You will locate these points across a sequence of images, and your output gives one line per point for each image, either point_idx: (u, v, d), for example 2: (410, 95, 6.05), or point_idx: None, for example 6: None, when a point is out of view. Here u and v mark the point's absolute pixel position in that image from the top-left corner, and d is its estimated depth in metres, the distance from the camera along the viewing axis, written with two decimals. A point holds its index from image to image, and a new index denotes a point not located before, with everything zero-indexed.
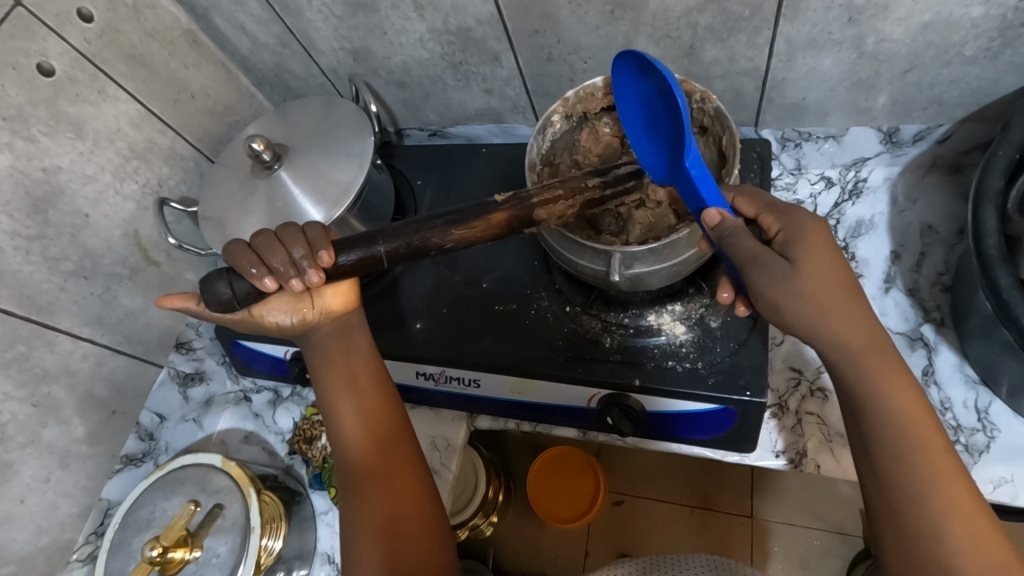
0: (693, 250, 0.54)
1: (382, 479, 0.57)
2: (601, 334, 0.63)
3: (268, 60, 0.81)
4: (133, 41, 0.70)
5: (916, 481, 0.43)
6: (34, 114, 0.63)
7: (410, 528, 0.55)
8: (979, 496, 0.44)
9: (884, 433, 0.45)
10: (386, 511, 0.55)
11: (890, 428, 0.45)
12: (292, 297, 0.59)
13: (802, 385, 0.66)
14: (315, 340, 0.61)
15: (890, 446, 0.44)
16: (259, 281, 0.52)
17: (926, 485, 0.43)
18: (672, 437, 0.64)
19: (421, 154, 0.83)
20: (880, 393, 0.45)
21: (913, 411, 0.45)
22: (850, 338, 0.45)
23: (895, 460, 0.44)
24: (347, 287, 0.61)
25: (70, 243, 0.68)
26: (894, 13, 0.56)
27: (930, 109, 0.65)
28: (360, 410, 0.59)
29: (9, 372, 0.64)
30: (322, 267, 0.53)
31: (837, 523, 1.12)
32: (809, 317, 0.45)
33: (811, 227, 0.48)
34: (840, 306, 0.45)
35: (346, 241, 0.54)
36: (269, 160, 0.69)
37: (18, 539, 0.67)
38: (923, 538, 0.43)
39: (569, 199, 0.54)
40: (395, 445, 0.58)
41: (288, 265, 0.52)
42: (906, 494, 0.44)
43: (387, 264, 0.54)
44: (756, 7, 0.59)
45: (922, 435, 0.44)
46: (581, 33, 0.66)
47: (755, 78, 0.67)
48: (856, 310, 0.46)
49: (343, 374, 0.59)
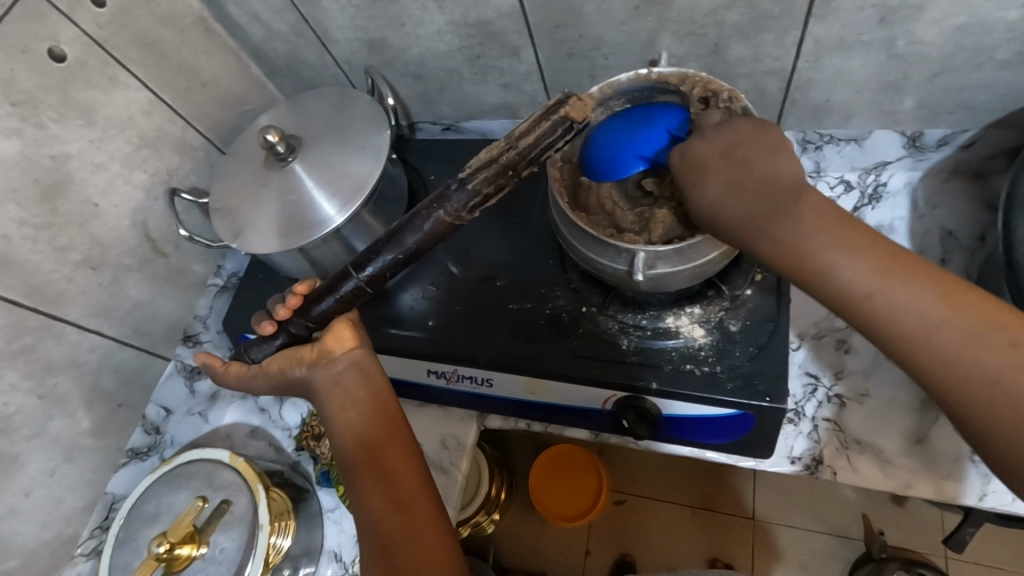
0: (717, 251, 0.54)
1: (387, 499, 0.53)
2: (618, 335, 0.62)
3: (282, 49, 0.79)
4: (145, 26, 0.69)
5: (888, 311, 0.40)
6: (44, 100, 0.62)
7: (426, 550, 0.51)
8: (969, 298, 0.40)
9: (838, 281, 0.42)
10: (399, 533, 0.52)
11: (838, 274, 0.42)
12: (294, 349, 0.61)
13: (820, 391, 0.65)
14: (317, 381, 0.59)
15: (846, 291, 0.42)
16: (260, 327, 0.64)
17: (901, 318, 0.40)
18: (687, 440, 0.63)
19: (435, 149, 0.81)
20: (807, 247, 0.43)
21: (856, 245, 0.42)
22: (758, 206, 0.45)
23: (854, 301, 0.42)
24: (343, 325, 0.59)
25: (78, 232, 0.67)
26: (929, 14, 0.55)
27: (957, 113, 0.65)
28: (365, 439, 0.56)
29: (15, 364, 0.63)
30: (301, 294, 0.63)
31: (840, 526, 1.11)
32: (717, 208, 0.47)
33: (690, 146, 0.49)
34: (731, 180, 0.46)
35: (322, 284, 0.62)
36: (282, 152, 0.67)
37: (22, 532, 0.66)
38: (928, 364, 0.39)
39: (500, 144, 0.52)
40: (401, 469, 0.54)
41: (276, 305, 0.65)
42: (888, 321, 0.40)
43: (371, 290, 0.60)
44: (787, 6, 0.58)
45: (875, 255, 0.42)
46: (604, 27, 0.65)
47: (780, 78, 0.66)
48: (747, 171, 0.46)
49: (349, 408, 0.57)
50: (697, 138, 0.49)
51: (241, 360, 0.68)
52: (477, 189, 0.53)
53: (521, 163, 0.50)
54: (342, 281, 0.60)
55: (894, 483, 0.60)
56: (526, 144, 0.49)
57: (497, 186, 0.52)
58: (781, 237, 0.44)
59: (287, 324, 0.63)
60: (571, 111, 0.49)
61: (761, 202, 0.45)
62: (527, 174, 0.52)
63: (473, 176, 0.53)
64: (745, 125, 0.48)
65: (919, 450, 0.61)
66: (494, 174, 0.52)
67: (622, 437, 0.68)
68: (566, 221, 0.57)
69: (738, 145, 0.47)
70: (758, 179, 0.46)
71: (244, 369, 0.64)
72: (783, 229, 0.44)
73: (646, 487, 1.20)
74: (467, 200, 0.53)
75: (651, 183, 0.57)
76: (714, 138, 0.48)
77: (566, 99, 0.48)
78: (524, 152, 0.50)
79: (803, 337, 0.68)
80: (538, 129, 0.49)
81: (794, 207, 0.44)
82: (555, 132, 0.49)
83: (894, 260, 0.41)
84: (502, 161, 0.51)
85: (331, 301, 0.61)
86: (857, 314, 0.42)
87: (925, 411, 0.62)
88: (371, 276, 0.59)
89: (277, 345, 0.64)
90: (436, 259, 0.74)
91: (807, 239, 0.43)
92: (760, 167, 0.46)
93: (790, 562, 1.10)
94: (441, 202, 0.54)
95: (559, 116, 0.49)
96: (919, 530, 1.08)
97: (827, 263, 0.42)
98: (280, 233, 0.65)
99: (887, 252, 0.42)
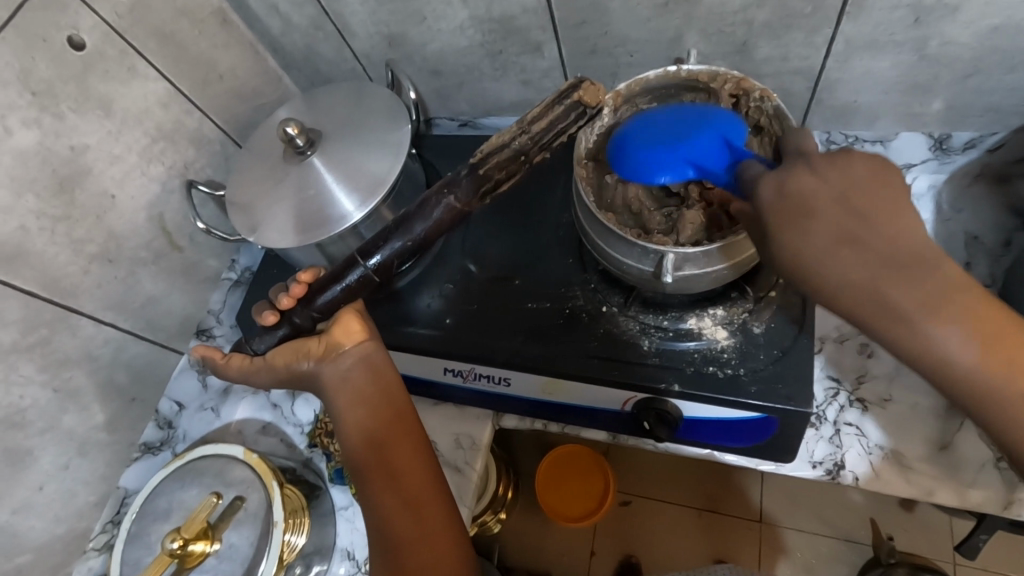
0: (747, 252, 0.53)
1: (397, 498, 0.53)
2: (639, 336, 0.62)
3: (300, 42, 0.78)
4: (164, 17, 0.68)
5: (996, 392, 0.40)
6: (63, 90, 0.61)
7: (435, 548, 0.51)
8: None
9: (950, 362, 0.41)
10: (410, 532, 0.51)
11: (956, 355, 0.41)
12: (299, 341, 0.59)
13: (841, 395, 0.65)
14: (325, 376, 0.57)
15: (958, 371, 0.41)
16: (262, 318, 0.63)
17: (1006, 402, 0.40)
18: (707, 443, 0.63)
19: (450, 145, 0.81)
20: (926, 326, 0.41)
21: (970, 322, 0.40)
22: (870, 271, 0.42)
23: (966, 382, 0.41)
24: (351, 317, 0.57)
25: (95, 224, 0.66)
26: (964, 14, 0.54)
27: (986, 116, 0.64)
28: (375, 437, 0.55)
29: (30, 357, 0.62)
30: (303, 283, 0.63)
31: (846, 530, 1.10)
32: (820, 270, 0.43)
33: (799, 193, 0.44)
34: (849, 239, 0.43)
35: (325, 274, 0.62)
36: (302, 145, 0.66)
37: (35, 526, 0.65)
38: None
39: (510, 132, 0.55)
40: (410, 467, 0.54)
41: (279, 294, 0.64)
42: (995, 403, 0.40)
43: (377, 279, 0.61)
44: (817, 4, 0.57)
45: (990, 334, 0.40)
46: (630, 24, 0.64)
47: (807, 79, 0.65)
48: (869, 230, 0.42)
49: (358, 404, 0.56)
50: (804, 172, 0.45)
51: (242, 352, 0.65)
52: (489, 174, 0.55)
53: (534, 148, 0.53)
54: (348, 269, 0.60)
55: (917, 489, 0.59)
56: (539, 128, 0.52)
57: (507, 171, 0.55)
58: (900, 311, 0.41)
59: (291, 315, 0.62)
60: (584, 96, 0.51)
61: (883, 266, 0.42)
62: (537, 160, 0.55)
63: (484, 161, 0.55)
64: (870, 174, 0.44)
65: (943, 456, 0.60)
66: (506, 159, 0.54)
67: (640, 439, 0.67)
68: (589, 218, 0.57)
69: (857, 199, 0.43)
70: (881, 243, 0.42)
71: (247, 361, 0.62)
72: (910, 308, 0.41)
73: (654, 488, 1.20)
74: (478, 185, 0.56)
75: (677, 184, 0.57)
76: (829, 187, 0.44)
77: (580, 84, 0.51)
78: (538, 138, 0.53)
79: (824, 340, 0.68)
80: (552, 114, 0.52)
81: (921, 277, 0.41)
82: (567, 117, 0.52)
83: (1008, 339, 0.40)
84: (515, 147, 0.54)
85: (336, 290, 0.61)
86: (960, 392, 0.41)
87: (949, 417, 0.61)
88: (379, 265, 0.60)
89: (279, 337, 0.63)
90: (453, 256, 0.74)
91: (927, 315, 0.41)
92: (875, 227, 0.42)
93: (798, 565, 1.10)
94: (450, 189, 0.56)
95: (571, 102, 0.52)
96: (927, 535, 1.08)
97: (945, 343, 0.41)
98: (297, 228, 0.64)
99: (1002, 330, 0.40)
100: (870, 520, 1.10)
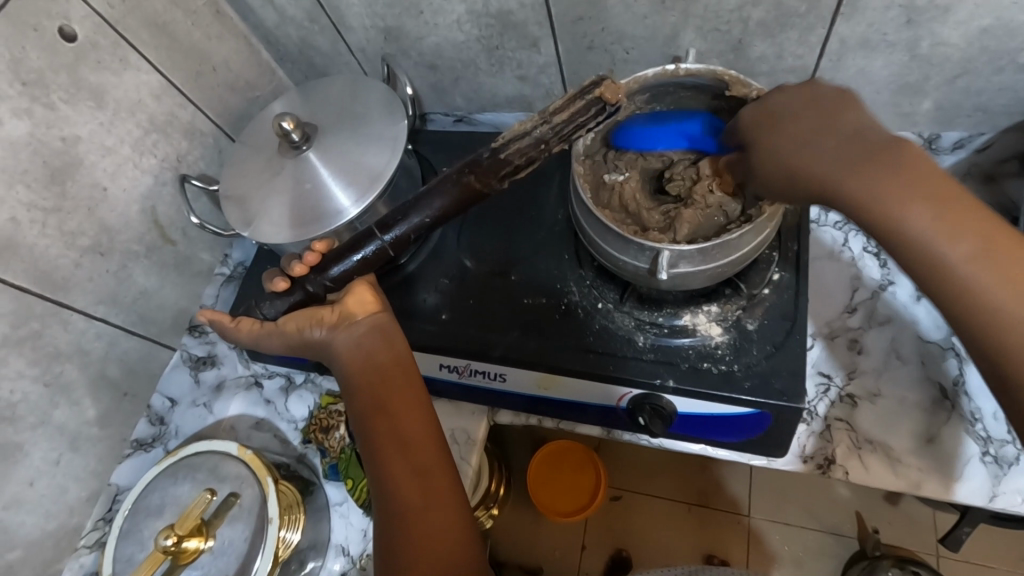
0: (738, 253, 0.53)
1: (404, 465, 0.51)
2: (634, 332, 0.62)
3: (294, 35, 0.78)
4: (157, 8, 0.67)
5: (939, 259, 0.42)
6: (54, 80, 0.60)
7: (438, 520, 0.48)
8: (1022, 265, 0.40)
9: (903, 233, 0.43)
10: (413, 502, 0.49)
11: (905, 222, 0.42)
12: (312, 310, 0.59)
13: (832, 391, 0.66)
14: (337, 344, 0.57)
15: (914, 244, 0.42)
16: (272, 284, 0.62)
17: (952, 265, 0.42)
18: (699, 438, 0.63)
19: (447, 140, 0.80)
20: (913, 223, 0.42)
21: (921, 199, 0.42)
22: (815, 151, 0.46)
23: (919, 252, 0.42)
24: (364, 288, 0.59)
25: (86, 217, 0.65)
26: (955, 16, 0.55)
27: (974, 116, 0.65)
28: (380, 408, 0.54)
29: (21, 351, 0.62)
30: (318, 251, 0.62)
31: (833, 524, 1.12)
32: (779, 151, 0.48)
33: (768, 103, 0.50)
34: (835, 129, 0.46)
35: (341, 245, 0.61)
36: (297, 140, 0.66)
37: (26, 523, 0.65)
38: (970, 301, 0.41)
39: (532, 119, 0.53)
40: (418, 438, 0.52)
41: (292, 261, 0.63)
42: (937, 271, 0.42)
43: (392, 253, 0.60)
44: (814, 4, 0.58)
45: (942, 214, 0.42)
46: (626, 21, 0.65)
47: (801, 78, 0.66)
48: (865, 137, 0.45)
49: (370, 373, 0.55)
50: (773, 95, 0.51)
51: (252, 317, 0.65)
52: (509, 158, 0.53)
53: (554, 138, 0.51)
54: (365, 240, 0.59)
55: (905, 482, 0.60)
56: (560, 119, 0.50)
57: (527, 158, 0.52)
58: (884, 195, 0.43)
59: (304, 281, 0.61)
60: (605, 92, 0.49)
61: (874, 165, 0.44)
62: (558, 151, 0.52)
63: (505, 145, 0.53)
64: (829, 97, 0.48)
65: (930, 452, 0.61)
66: (525, 146, 0.52)
67: (634, 434, 0.68)
68: (588, 215, 0.57)
69: (845, 110, 0.47)
70: (873, 135, 0.45)
71: (258, 325, 0.62)
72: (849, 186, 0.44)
73: (642, 483, 1.21)
74: (498, 167, 0.54)
75: (678, 187, 0.58)
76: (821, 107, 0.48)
77: (601, 80, 0.49)
78: (558, 133, 0.50)
79: (816, 336, 0.69)
80: (573, 107, 0.50)
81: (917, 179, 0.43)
82: (589, 111, 0.50)
83: (958, 222, 0.42)
84: (535, 133, 0.52)
85: (350, 261, 0.60)
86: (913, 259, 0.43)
87: (936, 412, 0.62)
88: (395, 239, 0.59)
89: (290, 303, 0.62)
90: (448, 252, 0.74)
91: (915, 206, 0.42)
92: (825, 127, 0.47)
93: (787, 559, 1.11)
94: (471, 165, 0.55)
95: (593, 97, 0.49)
96: (909, 528, 1.10)
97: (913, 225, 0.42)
98: (291, 223, 0.64)
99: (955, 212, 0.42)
100: (853, 513, 1.12)
